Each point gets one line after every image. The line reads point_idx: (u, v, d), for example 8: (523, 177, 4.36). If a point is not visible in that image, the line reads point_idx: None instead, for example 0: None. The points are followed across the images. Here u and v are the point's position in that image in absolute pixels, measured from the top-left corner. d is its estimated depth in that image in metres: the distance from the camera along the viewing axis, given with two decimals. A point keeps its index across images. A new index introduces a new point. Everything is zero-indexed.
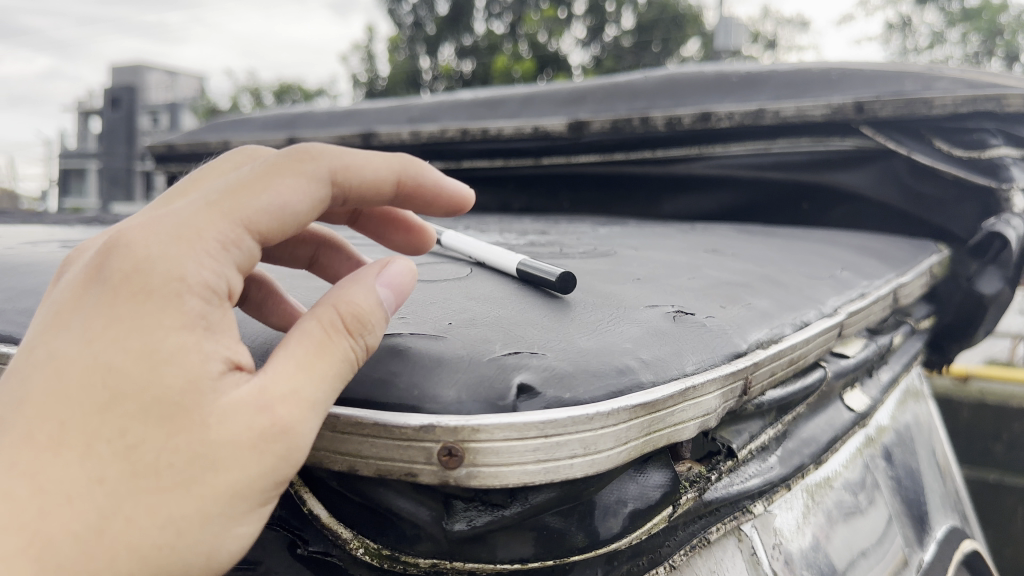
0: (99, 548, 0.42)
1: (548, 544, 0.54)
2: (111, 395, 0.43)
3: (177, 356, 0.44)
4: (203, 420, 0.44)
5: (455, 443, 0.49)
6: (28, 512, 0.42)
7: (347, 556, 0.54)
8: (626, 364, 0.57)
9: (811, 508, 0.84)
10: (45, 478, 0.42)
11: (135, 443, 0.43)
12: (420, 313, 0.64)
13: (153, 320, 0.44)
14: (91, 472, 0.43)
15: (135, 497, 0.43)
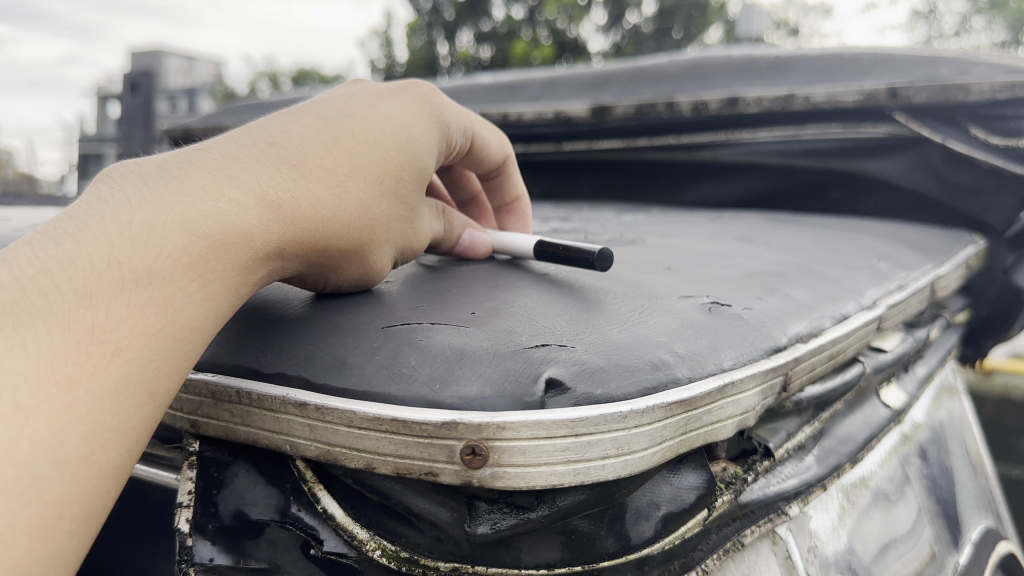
0: (332, 253, 0.58)
1: (576, 548, 0.50)
2: (380, 154, 0.61)
3: (422, 158, 0.65)
4: (410, 206, 0.64)
5: (478, 441, 0.45)
6: (315, 200, 0.56)
7: (362, 559, 0.50)
8: (661, 358, 0.53)
9: (846, 509, 0.80)
10: (336, 186, 0.57)
11: (382, 200, 0.61)
12: (442, 302, 0.60)
13: (414, 132, 0.65)
14: (356, 193, 0.59)
15: (362, 229, 0.59)
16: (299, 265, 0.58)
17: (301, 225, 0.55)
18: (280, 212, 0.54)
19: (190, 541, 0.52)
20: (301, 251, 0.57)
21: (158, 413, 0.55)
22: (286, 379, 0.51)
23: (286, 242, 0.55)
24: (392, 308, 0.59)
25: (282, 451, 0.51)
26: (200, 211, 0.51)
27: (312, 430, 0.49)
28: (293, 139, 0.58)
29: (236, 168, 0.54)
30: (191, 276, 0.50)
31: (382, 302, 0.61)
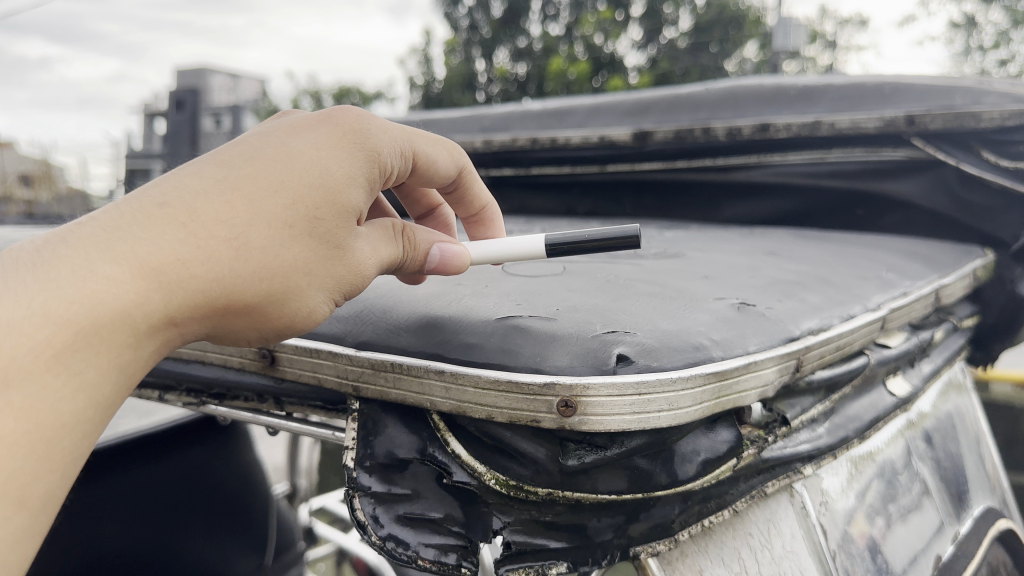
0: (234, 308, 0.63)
1: (637, 479, 0.69)
2: (286, 198, 0.64)
3: (343, 200, 0.67)
4: (336, 249, 0.67)
5: (570, 397, 0.64)
6: (198, 270, 0.60)
7: (481, 486, 0.69)
8: (700, 342, 0.71)
9: (871, 520, 0.96)
10: (224, 254, 0.61)
11: (288, 250, 0.64)
12: (533, 301, 0.79)
13: (333, 172, 0.67)
14: (256, 246, 0.63)
15: (267, 285, 0.64)
16: (206, 323, 0.63)
17: (187, 294, 0.60)
18: (161, 287, 0.59)
19: (355, 473, 0.71)
20: (196, 314, 0.62)
21: (327, 380, 0.75)
22: (426, 354, 0.71)
23: (171, 311, 0.60)
24: (495, 305, 0.78)
25: (423, 406, 0.70)
26: (68, 300, 0.56)
27: (447, 391, 0.68)
28: (185, 195, 0.62)
29: (113, 242, 0.58)
30: (55, 370, 0.56)
31: (486, 300, 0.80)
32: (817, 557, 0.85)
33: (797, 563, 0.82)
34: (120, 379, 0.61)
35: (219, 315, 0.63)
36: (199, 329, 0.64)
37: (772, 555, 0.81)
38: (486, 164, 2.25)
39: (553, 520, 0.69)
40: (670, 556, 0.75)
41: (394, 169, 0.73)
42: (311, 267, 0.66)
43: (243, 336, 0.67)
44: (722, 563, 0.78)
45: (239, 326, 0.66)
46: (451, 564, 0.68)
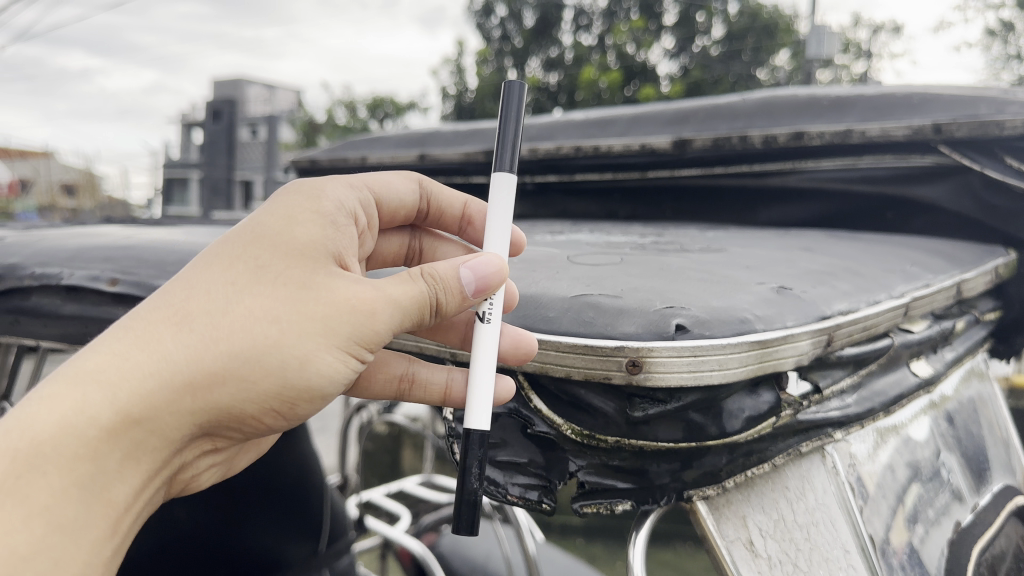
0: (188, 388, 0.74)
1: (692, 430, 0.81)
2: (220, 284, 0.76)
3: (283, 249, 0.77)
4: (295, 289, 0.76)
5: (637, 357, 0.77)
6: (144, 359, 0.73)
7: (559, 434, 0.84)
8: (746, 316, 0.84)
9: (910, 530, 1.06)
10: (167, 338, 0.74)
11: (237, 309, 0.75)
12: (600, 283, 0.93)
13: (271, 227, 0.78)
14: (194, 332, 0.74)
15: (226, 347, 0.74)
16: (182, 401, 0.74)
17: (139, 378, 0.72)
18: (101, 386, 0.72)
19: None
20: (159, 396, 0.73)
21: None
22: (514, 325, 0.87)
23: (122, 411, 0.72)
24: (569, 286, 0.91)
25: (511, 367, 0.87)
26: (26, 428, 0.70)
27: (532, 354, 0.84)
28: (134, 318, 0.75)
29: (71, 373, 0.73)
30: (19, 488, 0.69)
31: (560, 283, 0.94)
32: (847, 514, 0.96)
33: (828, 515, 0.95)
34: (89, 489, 0.72)
35: (188, 388, 0.74)
36: (177, 414, 0.75)
37: (805, 506, 0.94)
38: (531, 170, 2.39)
39: (620, 464, 0.84)
40: (718, 502, 0.91)
41: (348, 211, 0.86)
42: (271, 312, 0.75)
43: (238, 402, 0.77)
44: (761, 510, 0.93)
45: (219, 395, 0.75)
46: (535, 500, 0.86)
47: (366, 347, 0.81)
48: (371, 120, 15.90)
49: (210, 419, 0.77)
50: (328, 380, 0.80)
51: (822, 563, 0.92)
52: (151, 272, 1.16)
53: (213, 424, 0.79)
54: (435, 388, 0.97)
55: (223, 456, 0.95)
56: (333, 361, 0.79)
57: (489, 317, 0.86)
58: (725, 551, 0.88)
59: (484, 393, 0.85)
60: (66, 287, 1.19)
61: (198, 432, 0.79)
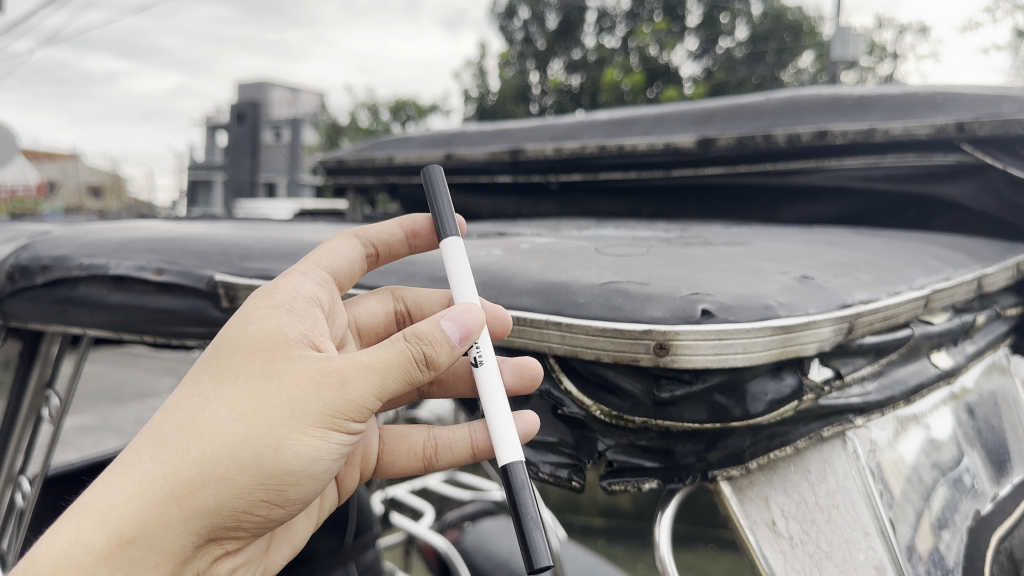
0: (179, 490, 0.78)
1: (717, 411, 0.85)
2: (199, 393, 0.82)
3: (244, 352, 0.84)
4: (257, 380, 0.81)
5: (664, 340, 0.80)
6: (130, 482, 0.78)
7: (589, 415, 0.89)
8: (769, 303, 0.87)
9: (936, 536, 1.07)
10: (148, 459, 0.79)
11: (207, 415, 0.80)
12: (628, 271, 0.97)
13: (232, 337, 0.86)
14: (178, 438, 0.79)
15: (207, 443, 0.78)
16: (171, 513, 0.78)
17: (126, 500, 0.77)
18: (92, 518, 0.77)
19: None
20: (147, 513, 0.77)
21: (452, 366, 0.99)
22: (546, 311, 0.91)
23: (121, 520, 0.77)
24: (598, 275, 0.95)
25: (542, 350, 0.91)
26: (41, 552, 0.75)
27: (562, 337, 0.88)
28: (131, 446, 0.82)
29: (79, 502, 0.79)
30: None
31: (589, 272, 0.97)
32: (867, 499, 0.99)
33: (848, 498, 0.98)
34: None
35: (172, 498, 0.77)
36: (177, 521, 0.78)
37: (826, 489, 0.97)
38: (556, 169, 2.43)
39: (647, 444, 0.88)
40: (742, 483, 0.95)
41: (307, 300, 0.92)
42: (237, 409, 0.80)
43: (225, 501, 0.80)
44: (784, 492, 0.96)
45: (206, 498, 0.78)
46: (565, 478, 0.91)
47: (346, 419, 0.83)
48: (394, 121, 16.00)
49: (207, 524, 0.80)
50: (311, 461, 0.83)
51: (842, 544, 0.95)
52: (195, 262, 1.21)
53: (213, 528, 0.81)
54: (461, 446, 1.01)
55: (260, 561, 0.95)
56: (311, 441, 0.82)
57: (481, 360, 0.89)
58: (749, 531, 0.93)
59: (506, 427, 0.88)
60: (113, 277, 1.25)
61: (201, 540, 0.81)
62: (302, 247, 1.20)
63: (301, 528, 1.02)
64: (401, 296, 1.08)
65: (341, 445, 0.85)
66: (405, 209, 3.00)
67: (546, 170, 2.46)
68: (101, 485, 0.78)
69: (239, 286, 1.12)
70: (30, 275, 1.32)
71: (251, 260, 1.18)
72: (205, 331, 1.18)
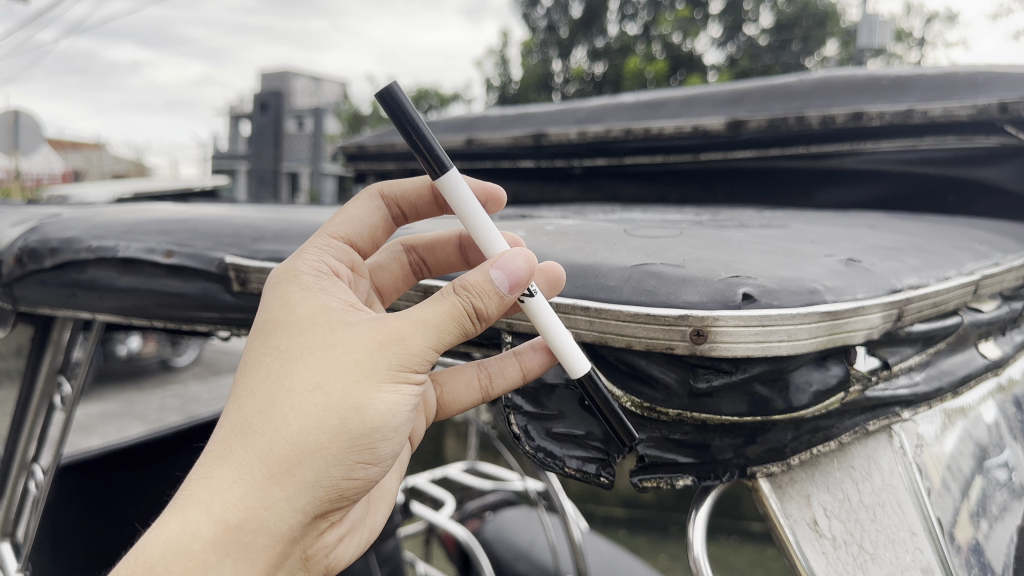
0: (273, 465, 0.75)
1: (757, 404, 0.79)
2: (264, 374, 0.80)
3: (297, 330, 0.82)
4: (321, 351, 0.79)
5: (701, 326, 0.74)
6: (224, 473, 0.76)
7: (619, 406, 0.85)
8: (815, 287, 0.81)
9: (977, 526, 1.01)
10: (236, 447, 0.77)
11: (283, 393, 0.78)
12: (660, 253, 0.91)
13: (279, 319, 0.84)
14: (258, 419, 0.77)
15: (289, 416, 0.76)
16: (273, 492, 0.76)
17: (225, 488, 0.75)
18: (195, 507, 0.74)
19: (511, 396, 0.92)
20: (248, 496, 0.75)
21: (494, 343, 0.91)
22: (574, 296, 0.86)
23: (222, 505, 0.74)
24: (628, 257, 0.90)
25: (569, 337, 0.86)
26: (148, 551, 0.72)
27: (591, 323, 0.82)
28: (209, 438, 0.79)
29: (173, 500, 0.76)
30: None
31: (619, 254, 0.92)
32: (914, 497, 0.92)
33: (894, 496, 0.91)
34: None
35: (271, 477, 0.75)
36: (279, 496, 0.76)
37: (871, 486, 0.91)
38: (580, 154, 2.37)
39: (681, 438, 0.83)
40: (782, 480, 0.89)
41: (327, 272, 0.91)
42: (310, 381, 0.78)
43: (322, 472, 0.78)
44: (826, 490, 0.90)
45: (304, 472, 0.77)
46: (592, 473, 0.86)
47: (415, 371, 0.81)
48: (416, 111, 15.94)
49: (310, 498, 0.78)
50: (393, 415, 0.81)
51: (888, 545, 0.88)
52: (206, 244, 1.16)
53: (317, 503, 0.80)
54: (511, 369, 0.90)
55: (359, 525, 0.96)
56: (388, 397, 0.80)
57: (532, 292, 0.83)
58: (789, 531, 0.87)
59: (568, 343, 0.83)
60: (121, 260, 1.20)
61: (308, 517, 0.80)
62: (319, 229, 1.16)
63: (388, 484, 1.04)
64: (412, 247, 1.05)
65: (413, 397, 0.83)
66: None
67: (570, 154, 2.40)
68: (196, 478, 0.76)
69: (250, 269, 1.07)
70: (38, 258, 1.28)
71: (264, 241, 1.13)
72: (217, 316, 1.14)
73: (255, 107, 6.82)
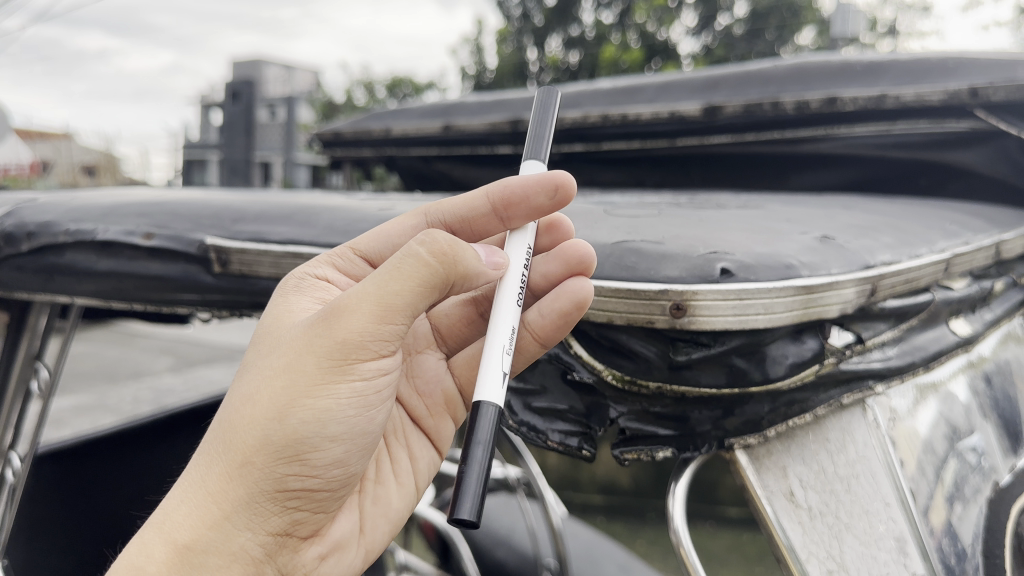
0: (210, 480, 0.79)
1: (735, 375, 0.81)
2: (220, 392, 0.85)
3: (253, 343, 0.86)
4: (260, 363, 0.82)
5: (681, 301, 0.76)
6: (174, 494, 0.81)
7: (600, 380, 0.87)
8: (791, 263, 0.82)
9: (954, 503, 1.02)
10: (187, 469, 0.81)
11: (226, 408, 0.82)
12: (640, 231, 0.93)
13: (247, 333, 0.89)
14: (205, 438, 0.82)
15: (225, 430, 0.80)
16: (214, 509, 0.79)
17: (173, 510, 0.80)
18: (148, 530, 0.79)
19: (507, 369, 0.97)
20: (190, 515, 0.78)
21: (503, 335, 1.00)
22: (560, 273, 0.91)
23: (170, 522, 0.78)
24: (609, 235, 0.92)
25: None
26: None
27: None
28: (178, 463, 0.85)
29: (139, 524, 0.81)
30: None
31: (600, 232, 0.94)
32: (887, 469, 0.94)
33: (869, 468, 0.93)
34: None
35: (209, 495, 0.79)
36: (220, 510, 0.79)
37: (845, 458, 0.93)
38: (558, 141, 2.38)
39: (662, 411, 0.85)
40: (758, 452, 0.92)
41: (319, 280, 0.92)
42: (247, 393, 0.81)
43: (258, 484, 0.80)
44: (802, 462, 0.92)
45: (241, 485, 0.79)
46: (575, 446, 0.89)
47: (347, 368, 0.81)
48: (390, 100, 15.85)
49: (255, 511, 0.81)
50: (329, 417, 0.82)
51: (861, 515, 0.90)
52: (186, 226, 1.16)
53: (267, 516, 0.82)
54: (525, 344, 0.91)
55: (359, 542, 0.97)
56: (324, 397, 0.81)
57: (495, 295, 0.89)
58: (766, 501, 0.90)
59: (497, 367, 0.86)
60: (99, 244, 1.20)
61: (260, 533, 0.82)
62: (303, 210, 1.17)
63: (395, 501, 1.01)
64: None
65: (360, 395, 0.84)
66: (405, 180, 2.96)
67: (548, 141, 2.41)
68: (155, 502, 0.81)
69: (233, 250, 1.07)
70: (14, 242, 1.27)
71: (245, 223, 1.13)
72: (197, 297, 1.14)
73: (226, 97, 6.73)
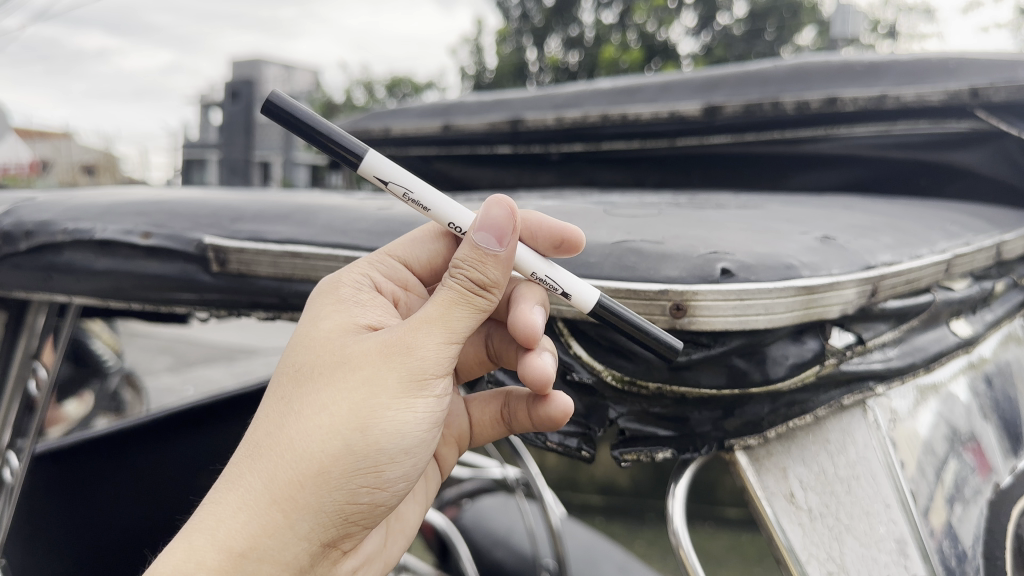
0: (276, 489, 0.77)
1: (735, 376, 0.81)
2: (281, 397, 0.83)
3: (315, 350, 0.85)
4: (331, 373, 0.82)
5: (681, 301, 0.76)
6: (232, 499, 0.77)
7: (599, 380, 0.87)
8: (791, 262, 0.82)
9: (955, 505, 1.01)
10: (245, 472, 0.78)
11: (293, 415, 0.80)
12: (640, 230, 0.93)
13: (301, 338, 0.88)
14: (268, 444, 0.79)
15: (296, 438, 0.78)
16: (278, 520, 0.76)
17: (233, 514, 0.76)
18: (202, 534, 0.75)
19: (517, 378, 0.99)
20: (253, 523, 0.76)
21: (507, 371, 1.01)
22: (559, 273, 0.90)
23: (230, 529, 0.75)
24: (608, 235, 0.91)
25: (551, 315, 0.90)
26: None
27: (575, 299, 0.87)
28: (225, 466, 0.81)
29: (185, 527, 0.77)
30: None
31: (599, 232, 0.94)
32: (888, 470, 0.93)
33: (869, 468, 0.93)
34: None
35: (275, 503, 0.77)
36: (286, 520, 0.77)
37: (846, 459, 0.93)
38: (558, 140, 2.38)
39: (661, 412, 0.85)
40: (758, 453, 0.92)
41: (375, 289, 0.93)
42: (320, 402, 0.80)
43: (327, 498, 0.79)
44: (803, 463, 0.92)
45: (308, 498, 0.78)
46: (574, 447, 0.90)
47: (423, 388, 0.84)
48: (390, 99, 15.85)
49: (316, 525, 0.79)
50: (401, 434, 0.83)
51: (862, 516, 0.90)
52: (184, 225, 1.16)
53: (324, 530, 0.81)
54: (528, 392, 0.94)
55: (381, 557, 0.97)
56: (399, 413, 0.82)
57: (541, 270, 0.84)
58: (765, 502, 0.89)
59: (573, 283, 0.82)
60: (98, 243, 1.19)
61: (316, 544, 0.80)
62: (303, 209, 1.16)
63: (410, 516, 1.04)
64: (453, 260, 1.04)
65: (427, 414, 0.86)
66: None
67: (548, 140, 2.40)
68: (206, 506, 0.77)
69: (232, 249, 1.07)
70: (12, 240, 1.26)
71: (244, 222, 1.13)
72: (195, 297, 1.14)
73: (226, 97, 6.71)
